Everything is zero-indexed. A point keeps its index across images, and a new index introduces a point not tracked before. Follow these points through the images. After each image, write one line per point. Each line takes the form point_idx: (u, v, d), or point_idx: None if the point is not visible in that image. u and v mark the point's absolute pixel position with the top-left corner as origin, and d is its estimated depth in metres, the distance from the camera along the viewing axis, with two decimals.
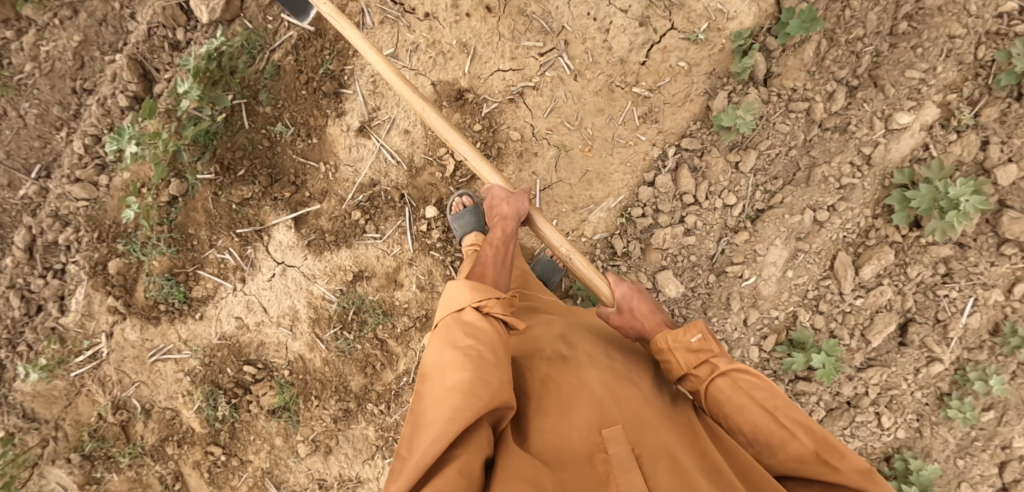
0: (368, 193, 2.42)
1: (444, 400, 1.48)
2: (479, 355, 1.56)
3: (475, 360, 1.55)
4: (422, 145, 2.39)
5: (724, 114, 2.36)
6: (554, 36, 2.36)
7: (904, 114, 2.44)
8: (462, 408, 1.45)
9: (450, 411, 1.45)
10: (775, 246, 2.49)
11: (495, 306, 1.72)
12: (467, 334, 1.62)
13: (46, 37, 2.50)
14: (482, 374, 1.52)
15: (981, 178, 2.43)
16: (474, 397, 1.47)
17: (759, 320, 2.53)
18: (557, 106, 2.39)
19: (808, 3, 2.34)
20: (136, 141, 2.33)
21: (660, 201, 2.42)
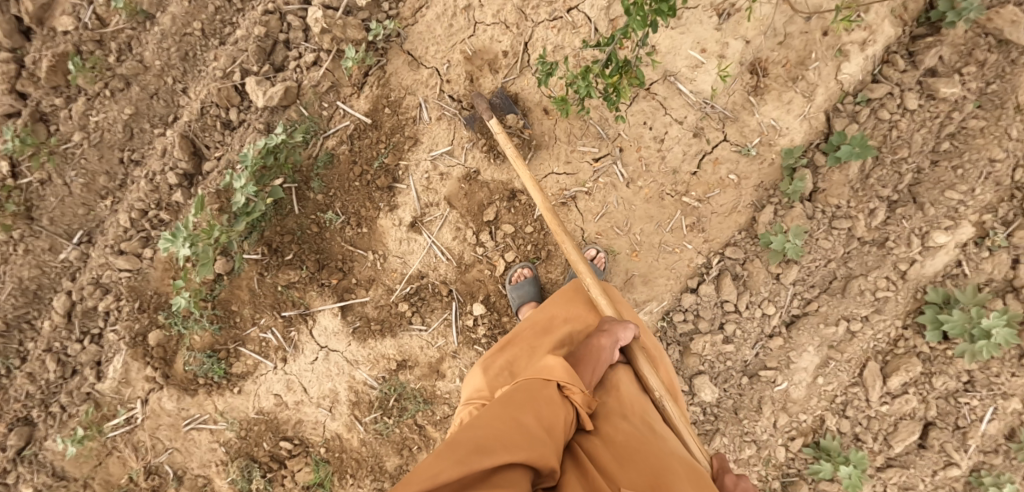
0: (416, 284, 2.46)
1: (491, 438, 1.50)
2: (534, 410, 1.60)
3: (529, 416, 1.58)
4: (472, 243, 2.42)
5: (773, 234, 2.42)
6: (610, 142, 2.41)
7: (941, 234, 2.50)
8: (507, 447, 1.48)
9: (495, 447, 1.47)
10: (808, 352, 2.56)
11: (579, 393, 1.72)
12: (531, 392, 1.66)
13: (96, 107, 2.48)
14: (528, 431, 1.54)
15: (1013, 309, 2.51)
16: (524, 445, 1.50)
17: (788, 422, 2.59)
18: (608, 211, 2.45)
19: (859, 128, 2.45)
20: (193, 242, 2.31)
21: (702, 309, 2.48)
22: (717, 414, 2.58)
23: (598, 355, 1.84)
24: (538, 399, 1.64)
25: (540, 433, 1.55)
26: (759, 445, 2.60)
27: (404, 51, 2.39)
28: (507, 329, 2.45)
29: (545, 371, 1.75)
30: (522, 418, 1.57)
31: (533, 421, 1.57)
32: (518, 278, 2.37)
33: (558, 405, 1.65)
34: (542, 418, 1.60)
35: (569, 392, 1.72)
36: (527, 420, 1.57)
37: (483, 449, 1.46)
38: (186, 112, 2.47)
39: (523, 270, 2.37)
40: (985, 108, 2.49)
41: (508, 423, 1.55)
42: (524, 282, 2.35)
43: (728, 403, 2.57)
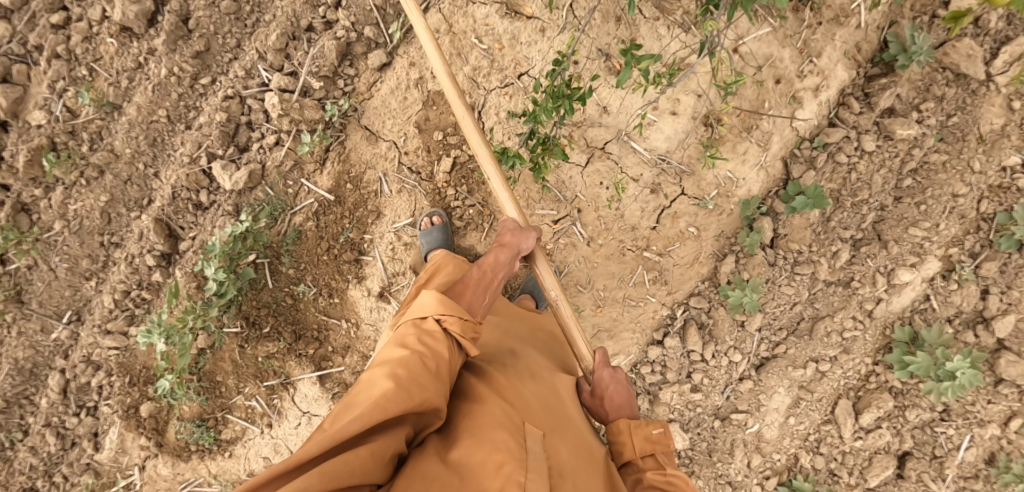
0: None
1: (370, 396, 1.53)
2: (422, 358, 1.65)
3: (409, 369, 1.61)
4: None
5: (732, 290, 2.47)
6: (568, 204, 2.47)
7: (906, 272, 2.52)
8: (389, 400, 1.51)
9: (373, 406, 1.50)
10: (778, 393, 2.59)
11: (455, 324, 1.77)
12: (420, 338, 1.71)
13: (74, 196, 2.57)
14: (418, 375, 1.59)
15: (977, 352, 2.52)
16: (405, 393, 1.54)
17: (762, 462, 2.62)
18: (570, 270, 2.52)
19: (814, 178, 2.46)
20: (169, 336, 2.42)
21: (669, 361, 2.53)
22: (692, 456, 2.62)
23: (487, 290, 1.96)
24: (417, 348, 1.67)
25: (420, 373, 1.60)
26: (735, 485, 2.64)
27: (362, 126, 2.47)
28: None
29: (420, 309, 1.80)
30: (402, 368, 1.60)
31: (414, 370, 1.61)
32: (427, 226, 2.41)
33: (438, 346, 1.71)
34: (423, 364, 1.63)
35: (446, 323, 1.77)
36: (409, 372, 1.59)
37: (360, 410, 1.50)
38: (159, 196, 2.56)
39: (432, 218, 2.41)
40: (946, 141, 2.49)
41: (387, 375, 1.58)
42: (433, 231, 2.39)
43: (702, 446, 2.61)
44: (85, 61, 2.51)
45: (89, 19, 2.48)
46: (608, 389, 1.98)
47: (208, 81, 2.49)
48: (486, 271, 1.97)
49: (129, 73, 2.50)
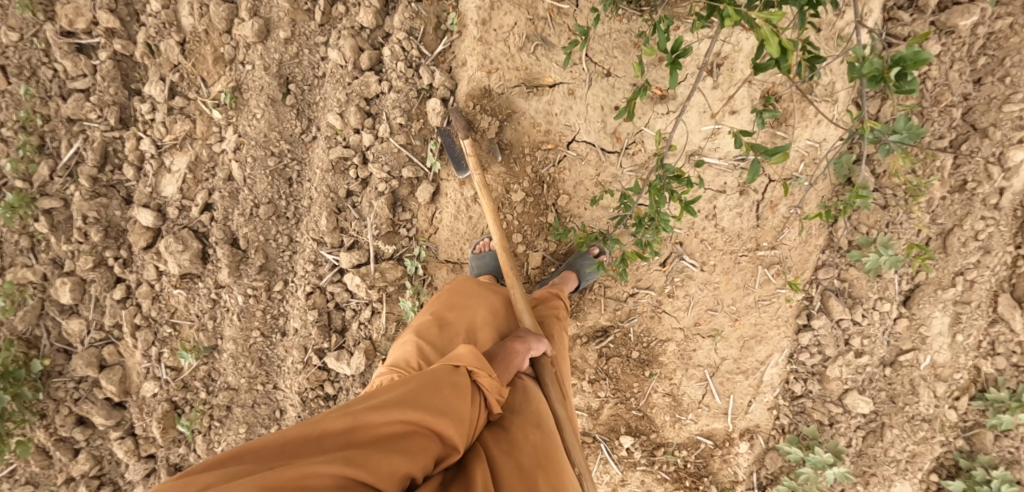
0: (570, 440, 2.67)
1: (389, 398, 1.52)
2: (440, 404, 1.55)
3: (432, 393, 1.56)
4: (595, 396, 2.59)
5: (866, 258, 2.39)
6: (667, 243, 2.45)
7: (1018, 151, 2.35)
8: (413, 407, 1.50)
9: (390, 407, 1.49)
10: (936, 318, 2.53)
11: (486, 378, 1.67)
12: (445, 385, 1.59)
13: (214, 438, 2.59)
14: (422, 401, 1.53)
15: None
16: (422, 407, 1.51)
17: (947, 387, 2.56)
18: (696, 300, 2.48)
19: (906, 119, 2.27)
20: None
21: (823, 339, 2.49)
22: (878, 409, 2.60)
23: (511, 359, 1.82)
24: (443, 383, 1.59)
25: (440, 404, 1.55)
26: (930, 420, 2.58)
27: (442, 260, 2.43)
28: (660, 443, 2.61)
29: (454, 357, 1.69)
30: (427, 391, 1.56)
31: (438, 397, 1.55)
32: (482, 247, 2.37)
33: (467, 391, 1.62)
34: (450, 399, 1.57)
35: (478, 377, 1.66)
36: (432, 397, 1.55)
37: (376, 409, 1.48)
38: (289, 404, 2.57)
39: (488, 240, 2.36)
40: (1003, 4, 2.32)
41: (411, 394, 1.54)
42: (486, 253, 2.35)
43: (882, 397, 2.59)
44: (164, 318, 2.52)
45: (149, 280, 2.48)
46: None
47: (282, 285, 2.48)
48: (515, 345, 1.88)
49: (208, 312, 2.50)
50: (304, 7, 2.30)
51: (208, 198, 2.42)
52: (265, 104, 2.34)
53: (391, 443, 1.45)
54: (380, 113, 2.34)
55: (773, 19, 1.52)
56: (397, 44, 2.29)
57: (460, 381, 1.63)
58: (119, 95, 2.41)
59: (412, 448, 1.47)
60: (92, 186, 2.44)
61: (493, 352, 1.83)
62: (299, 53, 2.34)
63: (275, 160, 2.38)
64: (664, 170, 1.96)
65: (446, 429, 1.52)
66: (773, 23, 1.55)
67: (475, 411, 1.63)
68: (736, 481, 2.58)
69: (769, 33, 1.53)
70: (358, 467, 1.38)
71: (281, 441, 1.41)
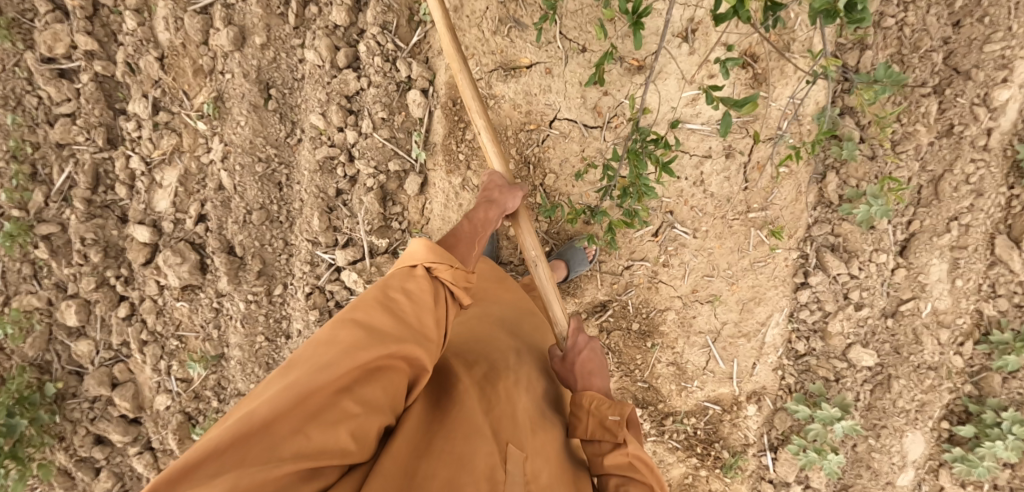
0: None
1: (334, 350, 1.39)
2: (401, 321, 1.51)
3: (383, 321, 1.49)
4: None
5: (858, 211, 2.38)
6: (658, 213, 2.45)
7: (1003, 90, 2.35)
8: (366, 348, 1.41)
9: (341, 358, 1.38)
10: (934, 265, 2.53)
11: (446, 272, 1.65)
12: (405, 300, 1.56)
13: None
14: (374, 324, 1.47)
15: None
16: (376, 344, 1.43)
17: (950, 333, 2.56)
18: (692, 267, 2.49)
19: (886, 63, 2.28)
20: None
21: (822, 295, 2.49)
22: (882, 361, 2.61)
23: (479, 236, 1.83)
24: (397, 297, 1.56)
25: (403, 324, 1.51)
26: (936, 368, 2.58)
27: None
28: (668, 412, 2.62)
29: (409, 258, 1.66)
30: (379, 319, 1.48)
31: (390, 321, 1.49)
32: None
33: (423, 296, 1.58)
34: (403, 317, 1.52)
35: (437, 273, 1.65)
36: (385, 324, 1.48)
37: (324, 368, 1.36)
38: None
39: None
40: None
41: (359, 332, 1.43)
42: None
43: (886, 348, 2.60)
44: (170, 332, 2.56)
45: (151, 295, 2.53)
46: (581, 355, 1.86)
47: (282, 288, 2.51)
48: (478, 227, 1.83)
49: (212, 321, 2.53)
50: (277, 11, 2.32)
51: (201, 209, 2.45)
52: (247, 111, 2.36)
53: (355, 395, 1.39)
54: (361, 110, 2.35)
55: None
56: (371, 39, 2.29)
57: (417, 288, 1.60)
58: (104, 116, 2.45)
59: (379, 390, 1.43)
60: (86, 208, 2.48)
61: (456, 234, 1.80)
62: (277, 58, 2.36)
63: (264, 166, 2.41)
64: (638, 134, 1.89)
65: (413, 350, 1.49)
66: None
67: (439, 309, 1.61)
68: (747, 444, 2.59)
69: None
70: (320, 448, 1.33)
71: (227, 442, 1.25)
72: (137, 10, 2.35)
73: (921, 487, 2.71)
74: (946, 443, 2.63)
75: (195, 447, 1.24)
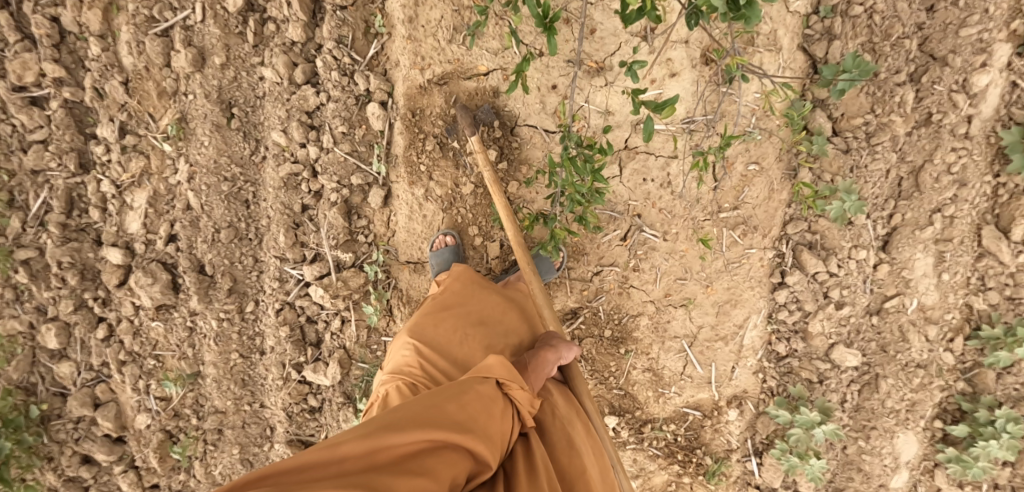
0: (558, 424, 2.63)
1: (415, 420, 1.53)
2: (465, 407, 1.60)
3: (458, 409, 1.59)
4: None
5: (830, 207, 2.32)
6: (625, 216, 2.40)
7: (982, 75, 2.26)
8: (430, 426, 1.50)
9: (419, 427, 1.50)
10: (918, 260, 2.43)
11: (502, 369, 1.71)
12: (475, 395, 1.64)
13: (211, 461, 2.66)
14: (444, 408, 1.58)
15: None
16: (445, 425, 1.53)
17: (939, 329, 2.46)
18: (664, 271, 2.43)
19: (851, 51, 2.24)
20: None
21: (800, 295, 2.41)
22: (868, 360, 2.52)
23: (543, 367, 1.87)
24: (470, 393, 1.64)
25: (465, 410, 1.59)
26: (926, 366, 2.49)
27: (404, 262, 2.45)
28: (647, 419, 2.56)
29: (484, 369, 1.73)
30: (455, 407, 1.59)
31: (466, 414, 1.58)
32: (440, 244, 2.36)
33: (497, 404, 1.65)
34: (479, 416, 1.60)
35: (510, 388, 1.71)
36: (459, 413, 1.58)
37: (403, 429, 1.49)
38: (277, 420, 2.62)
39: (445, 237, 2.36)
40: None
41: (437, 412, 1.57)
42: (444, 250, 2.34)
43: (872, 347, 2.51)
44: (147, 351, 2.59)
45: (128, 316, 2.56)
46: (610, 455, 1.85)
47: (254, 305, 2.52)
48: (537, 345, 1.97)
49: (187, 340, 2.55)
50: (236, 30, 2.33)
51: (171, 230, 2.47)
52: (210, 131, 2.38)
53: (421, 460, 1.46)
54: (322, 125, 2.35)
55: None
56: (328, 54, 2.29)
57: (493, 393, 1.68)
58: (75, 141, 2.49)
59: (440, 464, 1.46)
60: (61, 232, 2.52)
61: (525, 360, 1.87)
62: (238, 77, 2.37)
63: (229, 185, 2.42)
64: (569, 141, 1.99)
65: (472, 435, 1.54)
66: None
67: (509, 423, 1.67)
68: (730, 449, 2.52)
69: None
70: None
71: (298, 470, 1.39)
72: (101, 35, 2.38)
73: (917, 489, 2.60)
74: (940, 443, 2.52)
75: (291, 460, 1.40)
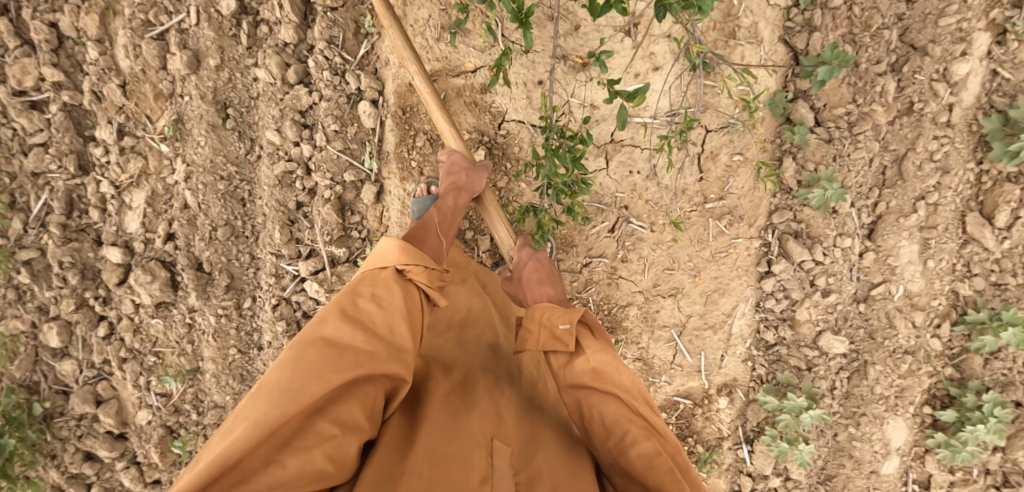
0: None
1: (304, 373, 1.44)
2: (371, 333, 1.60)
3: (354, 339, 1.56)
4: None
5: (813, 195, 2.36)
6: (613, 207, 2.41)
7: (962, 64, 2.31)
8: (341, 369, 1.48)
9: (311, 382, 1.43)
10: (902, 247, 2.47)
11: (418, 271, 1.78)
12: (375, 303, 1.67)
13: None
14: (342, 341, 1.54)
15: None
16: (349, 362, 1.51)
17: (926, 315, 2.49)
18: (651, 261, 2.44)
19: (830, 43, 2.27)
20: None
21: (787, 284, 2.45)
22: (857, 348, 2.55)
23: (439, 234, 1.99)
24: (368, 302, 1.66)
25: (370, 340, 1.58)
26: (913, 352, 2.52)
27: None
28: None
29: (381, 260, 1.80)
30: (349, 338, 1.55)
31: (361, 340, 1.56)
32: (422, 194, 2.25)
33: (394, 303, 1.68)
34: (376, 335, 1.60)
35: (409, 275, 1.78)
36: (355, 341, 1.55)
37: (293, 391, 1.41)
38: None
39: (427, 187, 2.26)
40: None
41: (329, 352, 1.50)
42: (425, 197, 2.21)
43: (861, 334, 2.54)
44: (147, 349, 2.64)
45: (127, 314, 2.61)
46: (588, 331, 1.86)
47: (251, 302, 2.57)
48: (446, 214, 2.05)
49: (186, 337, 2.60)
50: (229, 32, 2.39)
51: (169, 229, 2.52)
52: (206, 131, 2.43)
53: (329, 418, 1.45)
54: (315, 124, 2.41)
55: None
56: (320, 54, 2.35)
57: (389, 294, 1.70)
58: (75, 143, 2.55)
59: (353, 405, 1.49)
60: (62, 232, 2.58)
61: (421, 234, 1.95)
62: (232, 78, 2.42)
63: (225, 184, 2.47)
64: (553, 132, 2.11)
65: (382, 360, 1.56)
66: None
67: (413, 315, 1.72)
68: (722, 437, 2.56)
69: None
70: (298, 469, 1.37)
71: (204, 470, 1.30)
72: (98, 40, 2.44)
73: (909, 475, 2.63)
74: (930, 429, 2.55)
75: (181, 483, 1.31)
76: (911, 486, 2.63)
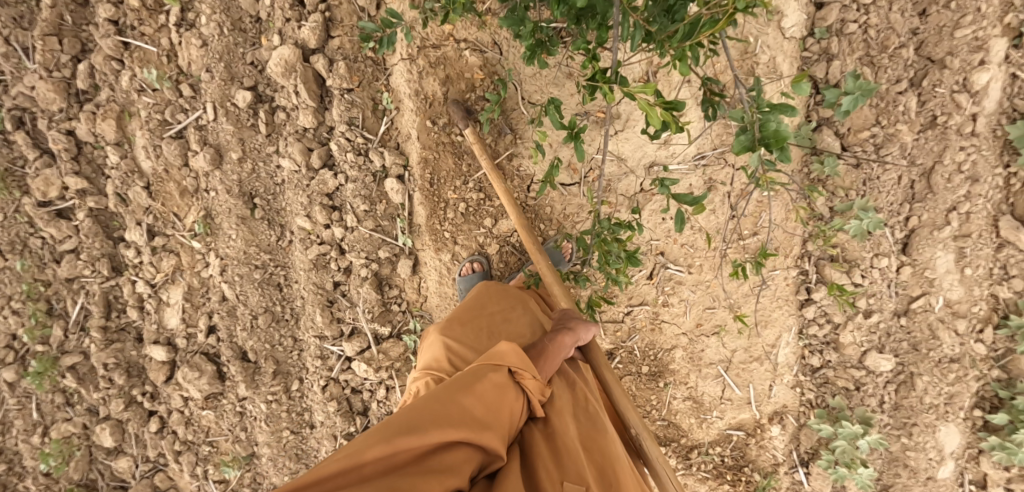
0: None
1: (430, 417, 1.56)
2: (488, 416, 1.63)
3: (475, 403, 1.63)
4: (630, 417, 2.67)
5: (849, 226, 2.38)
6: (649, 256, 2.49)
7: (982, 73, 2.26)
8: (451, 428, 1.55)
9: (431, 427, 1.53)
10: (939, 258, 2.42)
11: (531, 380, 1.75)
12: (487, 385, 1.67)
13: None
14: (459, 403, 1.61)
15: None
16: (464, 423, 1.57)
17: (969, 322, 2.44)
18: (693, 304, 2.52)
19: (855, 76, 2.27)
20: None
21: (828, 309, 2.47)
22: (901, 356, 2.51)
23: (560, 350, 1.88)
24: (483, 383, 1.67)
25: (486, 413, 1.63)
26: (959, 359, 2.46)
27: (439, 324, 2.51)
28: (692, 444, 2.68)
29: (497, 356, 1.77)
30: (464, 400, 1.62)
31: (479, 407, 1.63)
32: (468, 272, 2.40)
33: (506, 392, 1.70)
34: (487, 405, 1.65)
35: (521, 376, 1.75)
36: (471, 405, 1.62)
37: (414, 430, 1.51)
38: None
39: (472, 264, 2.40)
40: None
41: (449, 407, 1.60)
42: (472, 275, 2.37)
43: (904, 347, 2.51)
44: (200, 439, 2.66)
45: (178, 408, 2.63)
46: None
47: (300, 383, 2.60)
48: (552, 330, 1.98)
49: (239, 424, 2.62)
50: (248, 123, 2.39)
51: (209, 321, 2.54)
52: (236, 223, 2.44)
53: (435, 458, 1.52)
54: (344, 205, 2.41)
55: (648, 90, 1.35)
56: (341, 137, 2.35)
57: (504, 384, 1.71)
58: (105, 246, 2.53)
59: (454, 460, 1.53)
60: (103, 335, 2.58)
61: (540, 347, 1.88)
62: (255, 168, 2.42)
63: (261, 272, 2.49)
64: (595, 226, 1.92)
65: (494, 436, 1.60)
66: (649, 94, 1.39)
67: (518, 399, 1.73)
68: (778, 463, 2.60)
69: (648, 106, 1.34)
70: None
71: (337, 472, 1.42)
72: (117, 143, 2.43)
73: (964, 476, 2.60)
74: (982, 431, 2.51)
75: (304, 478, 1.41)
76: (968, 486, 2.59)
